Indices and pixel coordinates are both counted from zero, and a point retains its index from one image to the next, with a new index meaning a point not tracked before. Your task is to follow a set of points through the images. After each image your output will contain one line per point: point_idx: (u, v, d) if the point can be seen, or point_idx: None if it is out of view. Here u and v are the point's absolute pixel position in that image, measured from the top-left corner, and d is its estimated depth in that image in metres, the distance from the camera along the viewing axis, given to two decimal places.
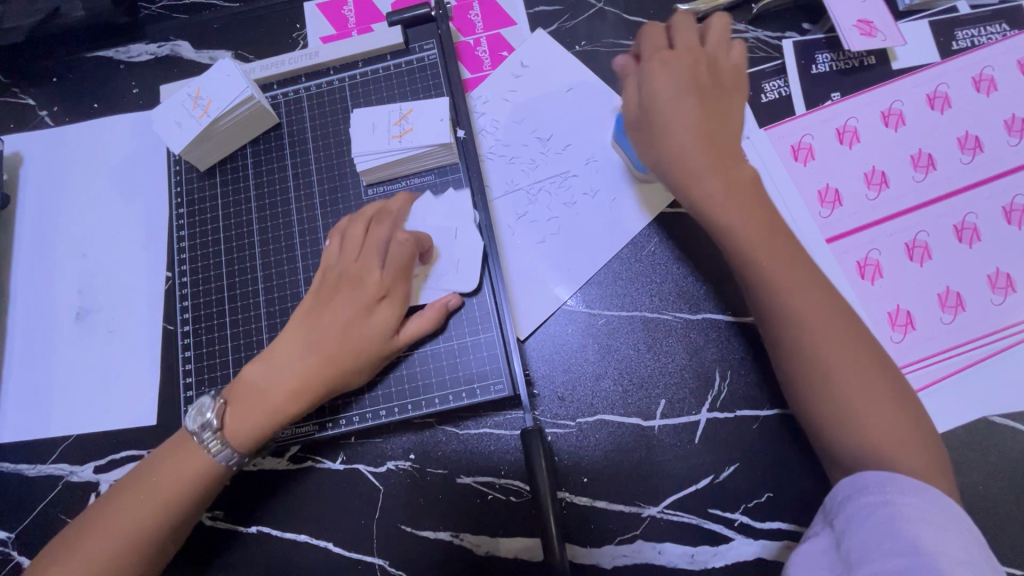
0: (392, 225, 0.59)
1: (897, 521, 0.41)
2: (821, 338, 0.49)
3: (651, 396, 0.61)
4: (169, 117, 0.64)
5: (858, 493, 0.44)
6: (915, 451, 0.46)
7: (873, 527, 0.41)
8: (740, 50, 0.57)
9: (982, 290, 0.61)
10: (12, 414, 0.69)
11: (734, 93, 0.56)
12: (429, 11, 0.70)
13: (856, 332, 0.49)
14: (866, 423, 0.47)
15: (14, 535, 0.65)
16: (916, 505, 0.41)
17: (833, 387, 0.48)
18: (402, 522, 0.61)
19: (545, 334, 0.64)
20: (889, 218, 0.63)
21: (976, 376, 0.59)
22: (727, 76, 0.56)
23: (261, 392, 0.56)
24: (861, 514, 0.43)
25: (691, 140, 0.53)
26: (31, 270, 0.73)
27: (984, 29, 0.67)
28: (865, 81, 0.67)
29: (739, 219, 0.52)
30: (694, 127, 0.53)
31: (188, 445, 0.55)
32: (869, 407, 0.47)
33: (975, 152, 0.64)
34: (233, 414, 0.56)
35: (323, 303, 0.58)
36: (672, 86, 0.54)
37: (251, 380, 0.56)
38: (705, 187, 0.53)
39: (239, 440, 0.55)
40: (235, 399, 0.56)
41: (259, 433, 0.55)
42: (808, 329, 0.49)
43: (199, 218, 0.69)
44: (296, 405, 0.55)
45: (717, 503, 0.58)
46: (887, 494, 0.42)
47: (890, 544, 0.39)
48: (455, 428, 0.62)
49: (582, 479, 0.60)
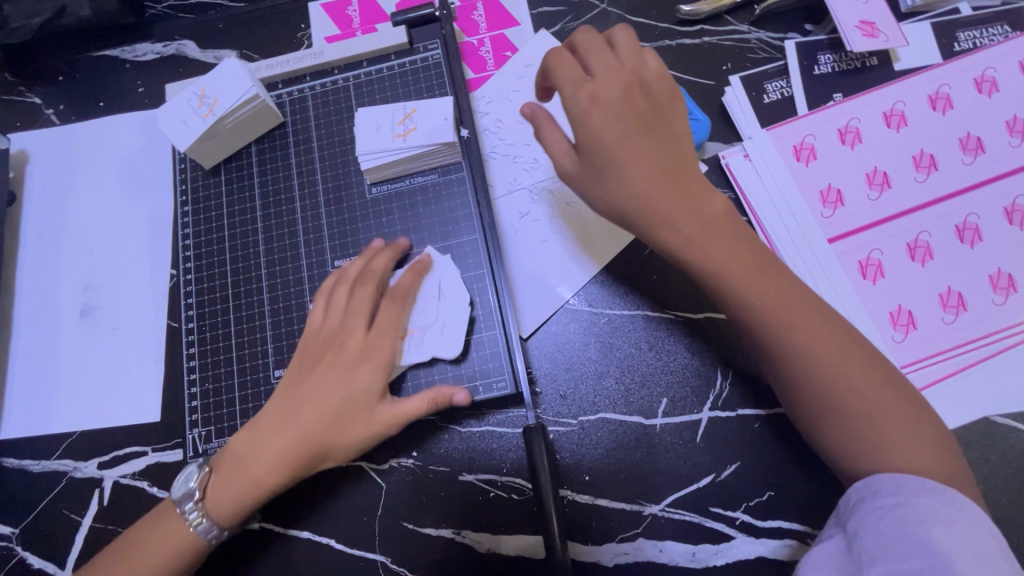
0: (375, 286, 0.59)
1: (913, 523, 0.41)
2: (823, 360, 0.48)
3: (653, 395, 0.61)
4: (175, 116, 0.65)
5: (870, 495, 0.44)
6: (933, 457, 0.45)
7: (884, 529, 0.41)
8: (656, 59, 0.52)
9: (983, 290, 0.61)
10: (17, 410, 0.69)
11: (674, 109, 0.52)
12: (434, 11, 0.71)
13: (858, 348, 0.49)
14: (877, 431, 0.46)
15: (18, 530, 0.65)
16: (931, 506, 0.41)
17: (843, 405, 0.47)
18: (404, 519, 0.61)
19: (547, 333, 0.65)
20: (892, 218, 0.63)
21: (978, 376, 0.59)
22: (658, 85, 0.52)
23: (244, 463, 0.56)
24: (874, 516, 0.43)
25: (652, 183, 0.50)
26: (37, 267, 0.74)
27: (986, 31, 0.67)
28: (867, 82, 0.68)
29: (722, 256, 0.50)
30: (650, 167, 0.50)
31: (173, 516, 0.56)
32: (884, 415, 0.46)
33: (977, 153, 0.64)
34: (215, 484, 0.56)
35: (307, 372, 0.58)
36: (612, 127, 0.50)
37: (232, 450, 0.57)
38: (681, 227, 0.50)
39: (223, 513, 0.55)
40: (219, 466, 0.57)
41: (241, 504, 0.55)
42: (814, 352, 0.48)
43: (203, 216, 0.69)
44: (277, 476, 0.55)
45: (719, 502, 0.59)
46: (901, 496, 0.43)
47: (901, 547, 0.40)
48: (457, 425, 0.63)
49: (584, 477, 0.60)
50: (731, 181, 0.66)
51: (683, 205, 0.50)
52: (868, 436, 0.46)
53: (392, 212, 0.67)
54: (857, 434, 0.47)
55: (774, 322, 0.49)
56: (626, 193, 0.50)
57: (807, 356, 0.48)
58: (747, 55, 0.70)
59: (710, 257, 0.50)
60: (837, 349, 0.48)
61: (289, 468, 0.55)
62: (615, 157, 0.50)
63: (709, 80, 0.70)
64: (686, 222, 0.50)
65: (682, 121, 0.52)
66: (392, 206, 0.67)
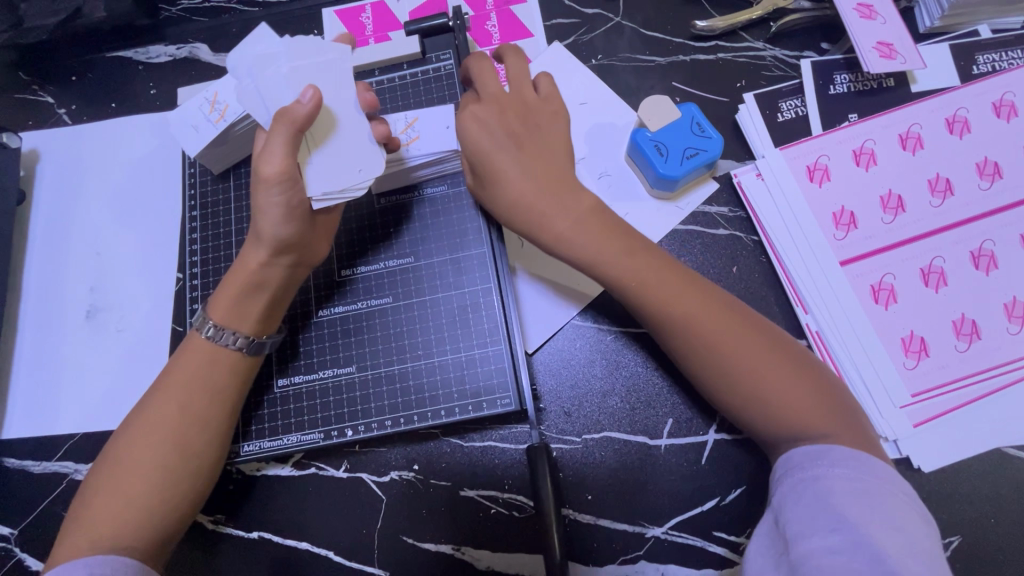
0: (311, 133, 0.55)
1: (829, 494, 0.42)
2: (708, 330, 0.49)
3: (658, 415, 0.61)
4: (187, 121, 0.64)
5: (791, 470, 0.45)
6: (827, 414, 0.46)
7: (806, 503, 0.42)
8: (547, 80, 0.58)
9: (998, 319, 0.60)
10: (20, 409, 0.69)
11: (550, 116, 0.56)
12: (447, 21, 0.70)
13: (731, 311, 0.50)
14: (787, 409, 0.47)
15: (17, 531, 0.65)
16: (844, 475, 0.43)
17: (757, 391, 0.47)
18: (404, 533, 0.61)
19: (552, 348, 0.64)
20: (905, 243, 0.62)
21: (992, 407, 0.58)
22: (534, 98, 0.56)
23: (243, 287, 0.56)
24: (796, 492, 0.44)
25: (532, 181, 0.53)
26: (44, 267, 0.74)
27: (1005, 54, 0.67)
28: (883, 103, 0.67)
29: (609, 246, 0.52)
30: (524, 166, 0.53)
31: (197, 352, 0.55)
32: (770, 372, 0.47)
33: (994, 178, 0.63)
34: (228, 312, 0.56)
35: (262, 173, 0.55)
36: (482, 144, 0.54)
37: (228, 286, 0.56)
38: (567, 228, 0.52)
39: (227, 322, 0.56)
40: (221, 303, 0.56)
41: (241, 314, 0.56)
42: (700, 329, 0.49)
43: (211, 220, 0.69)
44: (275, 282, 0.57)
45: (724, 526, 0.58)
46: (820, 469, 0.44)
47: (824, 521, 0.41)
48: (461, 439, 0.62)
49: (586, 497, 0.60)
50: (743, 200, 0.65)
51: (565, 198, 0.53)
52: (776, 413, 0.47)
53: (401, 223, 0.66)
54: (761, 403, 0.47)
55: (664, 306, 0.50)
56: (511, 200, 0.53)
57: (692, 332, 0.49)
58: (762, 72, 0.70)
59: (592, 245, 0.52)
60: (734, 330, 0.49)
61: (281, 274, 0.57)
62: (493, 166, 0.54)
63: (722, 96, 0.69)
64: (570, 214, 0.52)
65: (552, 129, 0.56)
66: (400, 216, 0.66)
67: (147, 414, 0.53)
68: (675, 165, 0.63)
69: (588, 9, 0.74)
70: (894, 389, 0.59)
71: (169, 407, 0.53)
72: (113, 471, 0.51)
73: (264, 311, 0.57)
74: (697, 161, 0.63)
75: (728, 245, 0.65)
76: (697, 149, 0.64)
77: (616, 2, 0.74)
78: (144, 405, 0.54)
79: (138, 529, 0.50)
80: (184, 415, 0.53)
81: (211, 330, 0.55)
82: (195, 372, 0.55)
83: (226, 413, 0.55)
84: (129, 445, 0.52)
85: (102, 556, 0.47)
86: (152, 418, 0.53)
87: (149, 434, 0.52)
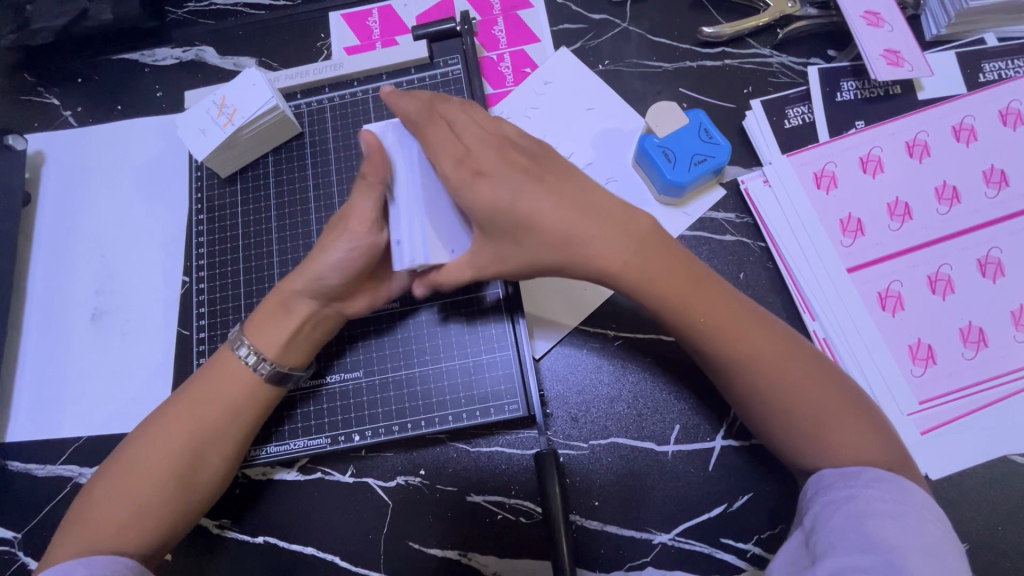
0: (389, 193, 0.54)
1: (865, 515, 0.42)
2: (762, 363, 0.48)
3: (665, 421, 0.61)
4: (194, 125, 0.64)
5: (823, 489, 0.45)
6: (872, 442, 0.46)
7: (838, 521, 0.42)
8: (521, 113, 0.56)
9: (1004, 327, 0.60)
10: (24, 413, 0.69)
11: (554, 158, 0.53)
12: (455, 26, 0.71)
13: (787, 340, 0.49)
14: (832, 433, 0.47)
15: (21, 534, 0.64)
16: (883, 499, 0.42)
17: (799, 420, 0.47)
18: (410, 539, 0.61)
19: (560, 354, 0.64)
20: (911, 250, 0.63)
21: (999, 415, 0.58)
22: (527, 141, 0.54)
23: (277, 315, 0.56)
24: (828, 509, 0.44)
25: (571, 220, 0.49)
26: (50, 269, 0.73)
27: (1012, 62, 0.67)
28: (890, 110, 0.67)
29: (665, 274, 0.49)
30: (553, 201, 0.49)
31: (226, 369, 0.55)
32: (820, 396, 0.47)
33: (1001, 186, 0.63)
34: (261, 341, 0.55)
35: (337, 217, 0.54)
36: (502, 187, 0.49)
37: (262, 313, 0.57)
38: (611, 259, 0.49)
39: (257, 342, 0.55)
40: (256, 328, 0.56)
41: (268, 344, 0.55)
42: (757, 362, 0.48)
43: (218, 224, 0.69)
44: (301, 312, 0.56)
45: (730, 533, 0.58)
46: (854, 488, 0.44)
47: (855, 540, 0.41)
48: (467, 445, 0.62)
49: (593, 503, 0.60)
50: (750, 206, 0.65)
51: (608, 224, 0.49)
52: (827, 439, 0.47)
53: None
54: (808, 427, 0.47)
55: (719, 338, 0.49)
56: (546, 237, 0.49)
57: (747, 362, 0.48)
58: (769, 79, 0.70)
59: (649, 282, 0.49)
60: (788, 365, 0.48)
61: (308, 306, 0.56)
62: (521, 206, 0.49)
63: (730, 103, 0.69)
64: (618, 247, 0.49)
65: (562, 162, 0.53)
66: None
67: (168, 420, 0.53)
68: (683, 172, 0.63)
69: (595, 15, 0.74)
70: (900, 396, 0.59)
71: (189, 416, 0.53)
72: (125, 473, 0.51)
73: (294, 345, 0.57)
74: (704, 168, 0.63)
75: (734, 251, 0.65)
76: (704, 155, 0.64)
77: (623, 8, 0.74)
78: (164, 411, 0.54)
79: (139, 531, 0.50)
80: (203, 423, 0.53)
81: (249, 356, 0.55)
82: (219, 384, 0.55)
83: (244, 428, 0.55)
84: (142, 448, 0.52)
85: (104, 558, 0.47)
86: (171, 423, 0.53)
87: (168, 436, 0.52)
